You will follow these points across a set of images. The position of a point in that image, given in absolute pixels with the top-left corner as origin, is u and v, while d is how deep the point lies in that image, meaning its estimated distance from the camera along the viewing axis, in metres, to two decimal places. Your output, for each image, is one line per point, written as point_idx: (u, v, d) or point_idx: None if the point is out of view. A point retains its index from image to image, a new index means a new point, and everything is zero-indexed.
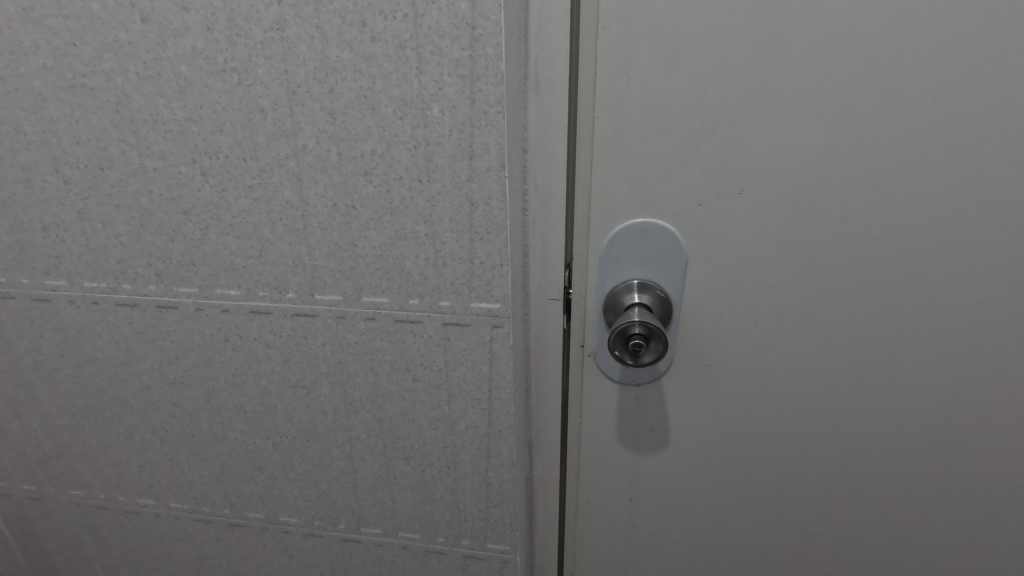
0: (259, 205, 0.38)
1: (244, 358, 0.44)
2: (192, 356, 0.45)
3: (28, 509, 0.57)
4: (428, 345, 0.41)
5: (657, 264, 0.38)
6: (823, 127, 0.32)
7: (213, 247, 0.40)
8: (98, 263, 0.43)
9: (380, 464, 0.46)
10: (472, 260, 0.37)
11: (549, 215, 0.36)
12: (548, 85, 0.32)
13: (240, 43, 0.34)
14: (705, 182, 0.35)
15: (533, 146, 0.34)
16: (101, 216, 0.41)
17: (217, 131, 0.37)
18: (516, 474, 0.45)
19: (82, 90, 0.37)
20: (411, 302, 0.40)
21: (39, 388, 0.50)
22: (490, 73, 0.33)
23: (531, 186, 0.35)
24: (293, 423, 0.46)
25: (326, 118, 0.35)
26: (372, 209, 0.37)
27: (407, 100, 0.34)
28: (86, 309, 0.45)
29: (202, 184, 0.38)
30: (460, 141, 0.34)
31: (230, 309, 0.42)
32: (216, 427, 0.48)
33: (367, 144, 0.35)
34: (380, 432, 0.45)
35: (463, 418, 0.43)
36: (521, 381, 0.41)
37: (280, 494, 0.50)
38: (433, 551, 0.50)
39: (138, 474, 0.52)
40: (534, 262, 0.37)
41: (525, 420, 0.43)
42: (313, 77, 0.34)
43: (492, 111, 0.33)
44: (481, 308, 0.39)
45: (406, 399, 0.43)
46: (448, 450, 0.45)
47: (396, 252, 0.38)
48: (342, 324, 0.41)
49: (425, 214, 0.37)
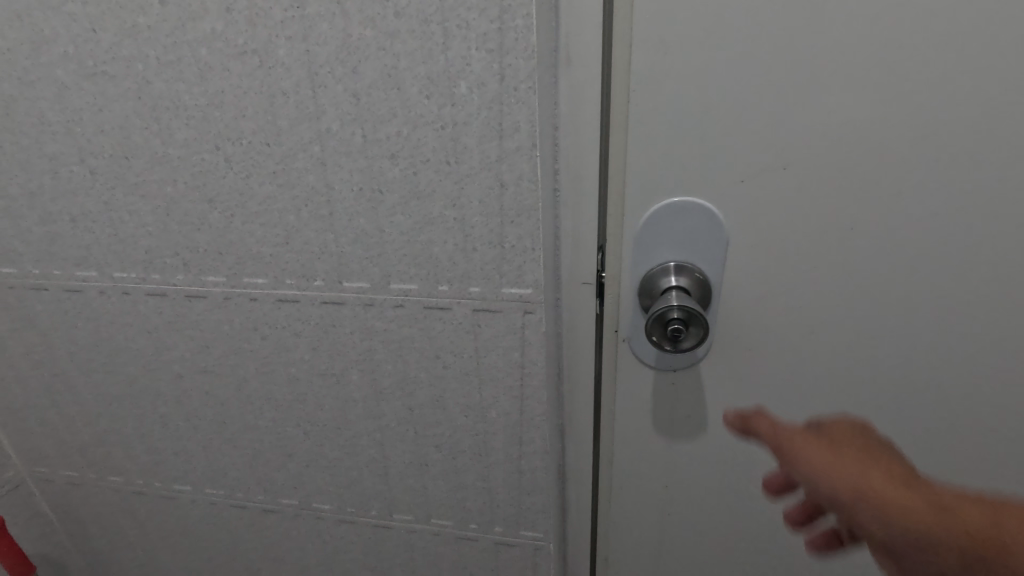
0: (284, 192, 0.38)
1: (273, 347, 0.44)
2: (222, 345, 0.45)
3: (70, 494, 0.58)
4: (458, 332, 0.40)
5: (696, 246, 0.36)
6: (883, 97, 0.29)
7: (239, 235, 0.40)
8: (127, 254, 0.42)
9: (411, 451, 0.46)
10: (502, 244, 0.36)
11: (581, 194, 0.34)
12: (581, 56, 0.30)
13: (260, 24, 0.33)
14: (748, 157, 0.32)
15: (565, 122, 0.32)
16: (127, 206, 0.41)
17: (239, 117, 0.36)
18: (548, 460, 0.44)
19: (103, 78, 0.36)
20: (440, 288, 0.39)
21: (75, 378, 0.50)
22: (519, 47, 0.31)
23: (560, 165, 0.33)
24: (323, 411, 0.46)
25: (350, 101, 0.34)
26: (399, 193, 0.36)
27: (433, 77, 0.32)
28: (117, 299, 0.45)
29: (226, 172, 0.38)
30: (489, 120, 0.33)
31: (258, 297, 0.42)
32: (247, 415, 0.48)
33: (392, 126, 0.34)
34: (410, 420, 0.45)
35: (494, 405, 0.42)
36: (553, 367, 0.40)
37: (312, 480, 0.50)
38: (465, 537, 0.49)
39: (173, 461, 0.53)
40: (564, 244, 0.35)
41: (558, 406, 0.42)
42: (335, 57, 0.33)
43: (522, 87, 0.32)
44: (512, 293, 0.38)
45: (436, 387, 0.42)
46: (479, 437, 0.44)
47: (424, 237, 0.37)
48: (370, 311, 0.40)
49: (453, 197, 0.35)
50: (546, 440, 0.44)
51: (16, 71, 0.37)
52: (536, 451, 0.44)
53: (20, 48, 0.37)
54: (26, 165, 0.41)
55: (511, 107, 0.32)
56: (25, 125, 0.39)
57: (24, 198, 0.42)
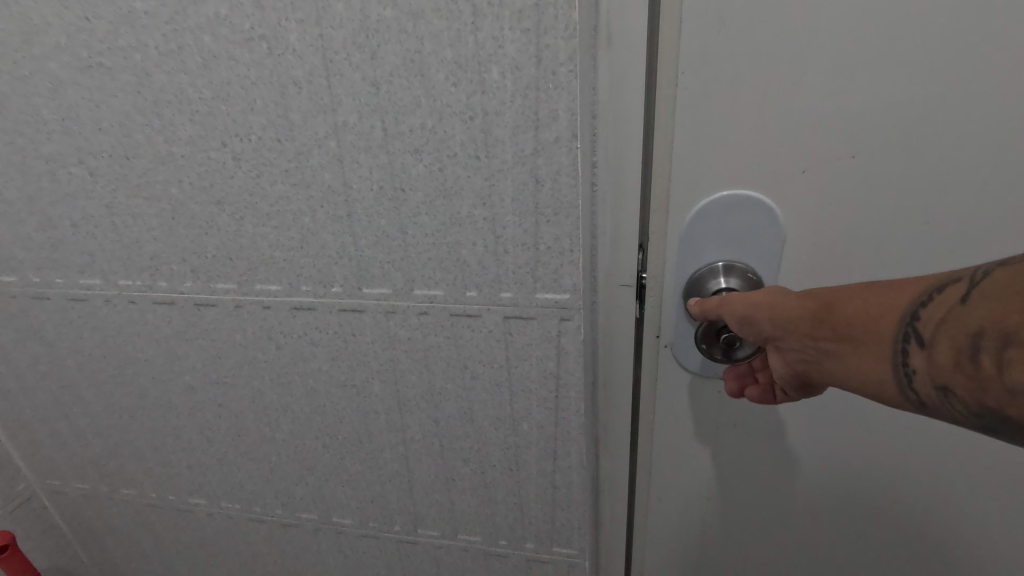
0: (298, 192, 0.34)
1: (289, 356, 0.41)
2: (235, 355, 0.42)
3: (83, 506, 0.56)
4: (488, 341, 0.37)
5: (747, 245, 0.32)
6: (982, 70, 0.25)
7: (250, 239, 0.37)
8: (132, 260, 0.40)
9: (437, 465, 0.43)
10: (537, 246, 0.33)
11: (622, 189, 0.31)
12: (622, 41, 0.27)
13: (268, 6, 0.29)
14: (811, 148, 0.28)
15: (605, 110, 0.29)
16: (131, 209, 0.38)
17: (248, 110, 0.33)
18: (583, 476, 0.41)
19: (100, 71, 0.33)
20: (469, 294, 0.35)
21: (83, 389, 0.48)
22: (558, 26, 0.27)
23: (599, 158, 0.30)
24: (344, 423, 0.43)
25: (368, 90, 0.31)
26: (424, 192, 0.33)
27: (461, 62, 0.29)
28: (123, 308, 0.42)
29: (235, 171, 0.35)
30: (524, 109, 0.29)
31: (272, 305, 0.39)
32: (264, 427, 0.45)
33: (416, 117, 0.31)
34: (436, 433, 0.42)
35: (526, 417, 0.39)
36: (590, 378, 0.37)
37: (333, 495, 0.47)
38: (494, 553, 0.47)
39: (187, 474, 0.50)
40: (602, 244, 0.32)
41: (594, 418, 0.39)
42: (352, 41, 0.30)
43: (562, 71, 0.28)
44: (547, 299, 0.35)
45: (464, 398, 0.40)
46: (509, 451, 0.41)
47: (451, 239, 0.34)
48: (392, 319, 0.38)
49: (483, 195, 0.32)
50: (582, 455, 0.40)
51: (6, 65, 0.34)
52: (571, 466, 0.41)
53: (9, 40, 0.34)
54: (22, 166, 0.38)
55: (550, 90, 0.29)
56: (19, 124, 0.36)
57: (21, 202, 0.39)
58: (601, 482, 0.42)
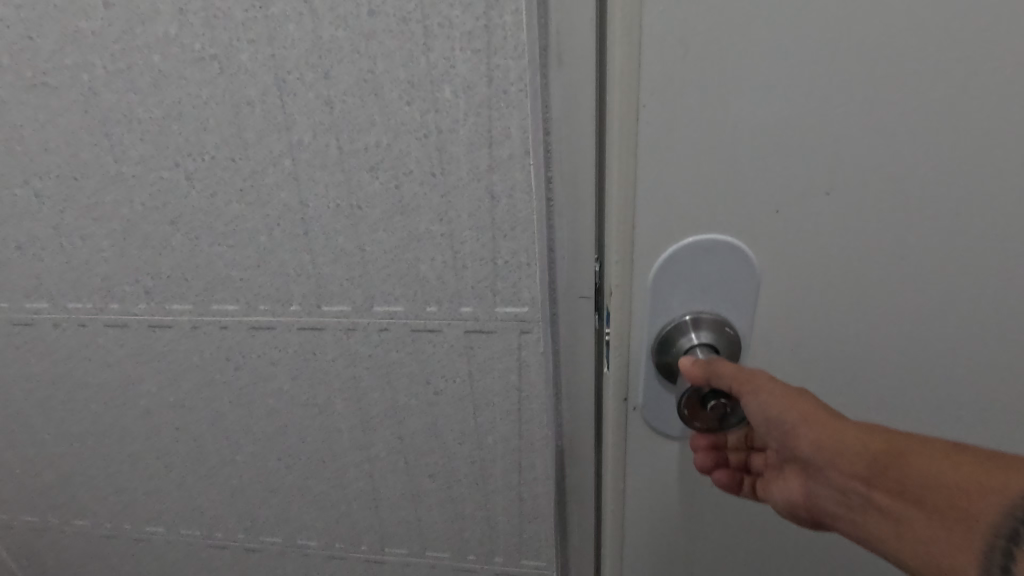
0: (253, 210, 0.34)
1: (248, 376, 0.40)
2: (192, 376, 0.41)
3: (33, 540, 0.54)
4: (450, 355, 0.37)
5: (721, 295, 0.26)
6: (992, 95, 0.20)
7: (206, 259, 0.36)
8: (81, 281, 0.39)
9: (403, 482, 0.43)
10: (496, 261, 0.33)
11: (577, 204, 0.31)
12: (573, 58, 0.27)
13: (219, 26, 0.29)
14: (813, 164, 0.22)
15: (557, 126, 0.29)
16: (79, 229, 0.37)
17: (200, 129, 0.32)
18: (550, 488, 0.41)
19: (44, 89, 0.33)
20: (430, 309, 0.36)
21: (31, 418, 0.46)
22: (508, 47, 0.28)
23: (554, 173, 0.30)
24: (307, 443, 0.43)
25: (323, 109, 0.31)
26: (381, 208, 0.33)
27: (415, 81, 0.29)
28: (73, 332, 0.41)
29: (188, 190, 0.34)
30: (477, 126, 0.30)
31: (229, 325, 0.38)
32: (224, 449, 0.44)
33: (370, 136, 0.31)
34: (401, 450, 0.41)
35: (491, 431, 0.39)
36: (552, 390, 0.37)
37: (297, 517, 0.46)
38: (463, 569, 0.46)
39: (144, 502, 0.49)
40: (562, 254, 0.33)
41: (557, 431, 0.39)
42: (305, 60, 0.30)
43: (513, 90, 0.29)
44: (507, 313, 0.35)
45: (428, 413, 0.39)
46: (475, 466, 0.41)
47: (411, 255, 0.34)
48: (353, 336, 0.37)
49: (440, 210, 0.32)
50: (547, 467, 0.41)
51: None
52: (537, 477, 0.41)
53: None
54: None
55: (501, 108, 0.29)
56: None
57: None
58: (566, 494, 0.42)
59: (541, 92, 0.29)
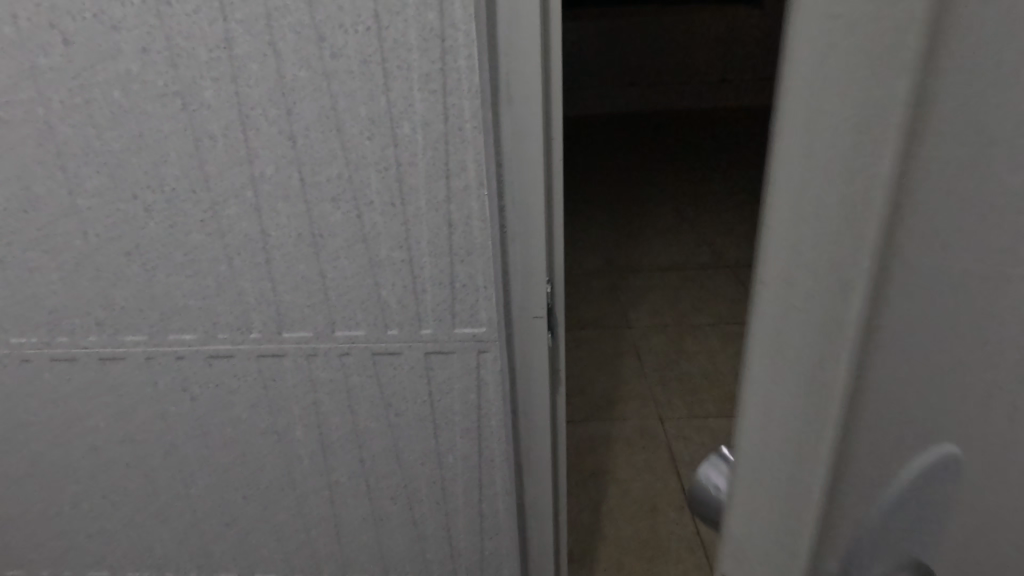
0: (213, 240, 0.35)
1: (204, 406, 0.40)
2: (145, 409, 0.41)
3: None
4: (411, 376, 0.38)
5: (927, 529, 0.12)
6: None
7: (162, 289, 0.36)
8: (27, 314, 0.38)
9: (365, 506, 0.43)
10: (452, 284, 0.35)
11: (528, 226, 0.35)
12: (521, 95, 0.32)
13: (183, 64, 0.31)
14: None
15: (509, 156, 0.33)
16: (27, 262, 0.36)
17: (160, 162, 0.33)
18: (509, 503, 0.43)
19: None
20: (390, 332, 0.37)
21: None
22: (462, 87, 0.31)
23: (507, 198, 0.34)
24: (266, 471, 0.42)
25: (286, 143, 0.32)
26: (343, 237, 0.34)
27: (374, 118, 0.31)
28: (15, 367, 0.40)
29: (146, 221, 0.35)
30: (434, 159, 0.32)
31: (185, 354, 0.38)
32: (178, 483, 0.43)
33: (332, 168, 0.33)
34: (362, 473, 0.42)
35: (451, 449, 0.41)
36: (509, 405, 0.39)
37: (255, 549, 0.46)
38: None
39: (87, 545, 0.47)
40: (514, 276, 0.36)
41: (515, 446, 0.41)
42: (268, 98, 0.31)
43: (467, 127, 0.31)
44: (464, 333, 0.37)
45: (389, 435, 0.40)
46: (436, 485, 0.42)
47: (372, 282, 0.35)
48: (314, 361, 0.38)
49: (399, 238, 0.34)
50: (506, 483, 0.42)
51: None
52: (497, 494, 0.42)
53: None
54: None
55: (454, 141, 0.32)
56: None
57: None
58: (525, 505, 0.43)
59: (493, 127, 0.32)
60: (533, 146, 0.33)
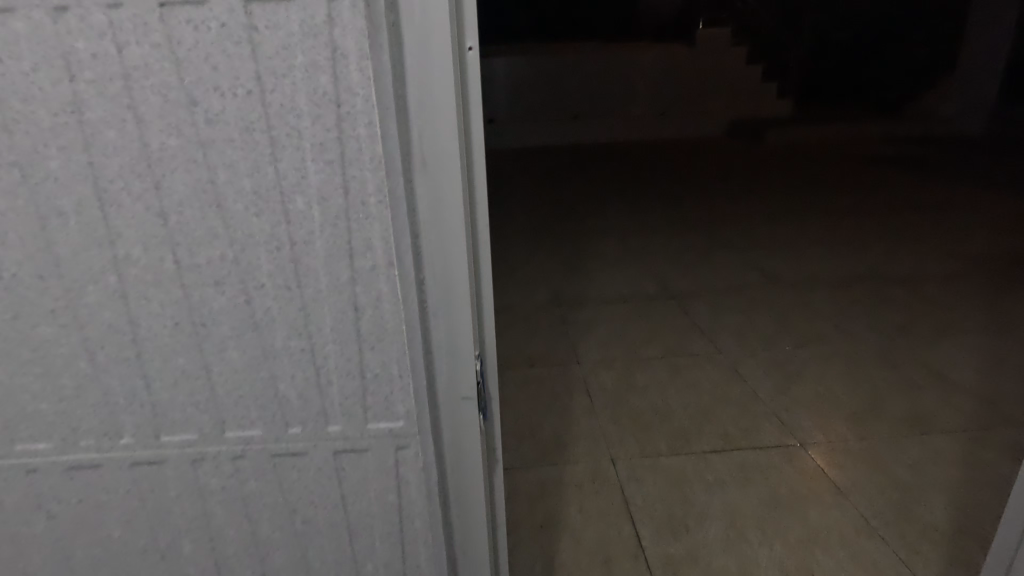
0: (115, 289, 0.35)
1: (109, 463, 0.39)
2: (42, 468, 0.39)
3: None
4: (321, 428, 0.38)
5: None
6: None
7: (63, 342, 0.36)
8: None
9: (286, 560, 0.42)
10: (360, 340, 0.36)
11: (450, 279, 0.36)
12: (436, 155, 0.34)
13: (81, 123, 0.32)
14: None
15: (427, 213, 0.35)
16: None
17: (62, 216, 0.34)
18: (437, 552, 0.42)
19: None
20: (298, 387, 0.37)
21: None
22: (362, 147, 0.33)
23: (427, 255, 0.35)
24: (192, 526, 0.42)
25: (203, 205, 0.34)
26: (249, 289, 0.35)
27: (270, 176, 0.33)
28: None
29: (43, 278, 0.35)
30: (337, 218, 0.34)
31: (90, 411, 0.38)
32: (98, 542, 0.42)
33: (231, 221, 0.34)
34: (283, 525, 0.41)
35: (369, 504, 0.40)
36: (432, 457, 0.39)
37: None
38: None
39: None
40: (437, 325, 0.37)
41: (442, 496, 0.41)
42: (167, 156, 0.33)
43: (371, 186, 0.33)
44: (374, 388, 0.37)
45: (307, 489, 0.40)
46: (360, 540, 0.41)
47: (279, 334, 0.36)
48: (226, 417, 0.38)
49: (302, 292, 0.35)
50: (432, 532, 0.41)
51: None
52: (421, 543, 0.42)
53: None
54: None
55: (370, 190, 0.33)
56: None
57: None
58: (457, 552, 0.43)
59: (401, 191, 0.33)
60: (449, 204, 0.35)
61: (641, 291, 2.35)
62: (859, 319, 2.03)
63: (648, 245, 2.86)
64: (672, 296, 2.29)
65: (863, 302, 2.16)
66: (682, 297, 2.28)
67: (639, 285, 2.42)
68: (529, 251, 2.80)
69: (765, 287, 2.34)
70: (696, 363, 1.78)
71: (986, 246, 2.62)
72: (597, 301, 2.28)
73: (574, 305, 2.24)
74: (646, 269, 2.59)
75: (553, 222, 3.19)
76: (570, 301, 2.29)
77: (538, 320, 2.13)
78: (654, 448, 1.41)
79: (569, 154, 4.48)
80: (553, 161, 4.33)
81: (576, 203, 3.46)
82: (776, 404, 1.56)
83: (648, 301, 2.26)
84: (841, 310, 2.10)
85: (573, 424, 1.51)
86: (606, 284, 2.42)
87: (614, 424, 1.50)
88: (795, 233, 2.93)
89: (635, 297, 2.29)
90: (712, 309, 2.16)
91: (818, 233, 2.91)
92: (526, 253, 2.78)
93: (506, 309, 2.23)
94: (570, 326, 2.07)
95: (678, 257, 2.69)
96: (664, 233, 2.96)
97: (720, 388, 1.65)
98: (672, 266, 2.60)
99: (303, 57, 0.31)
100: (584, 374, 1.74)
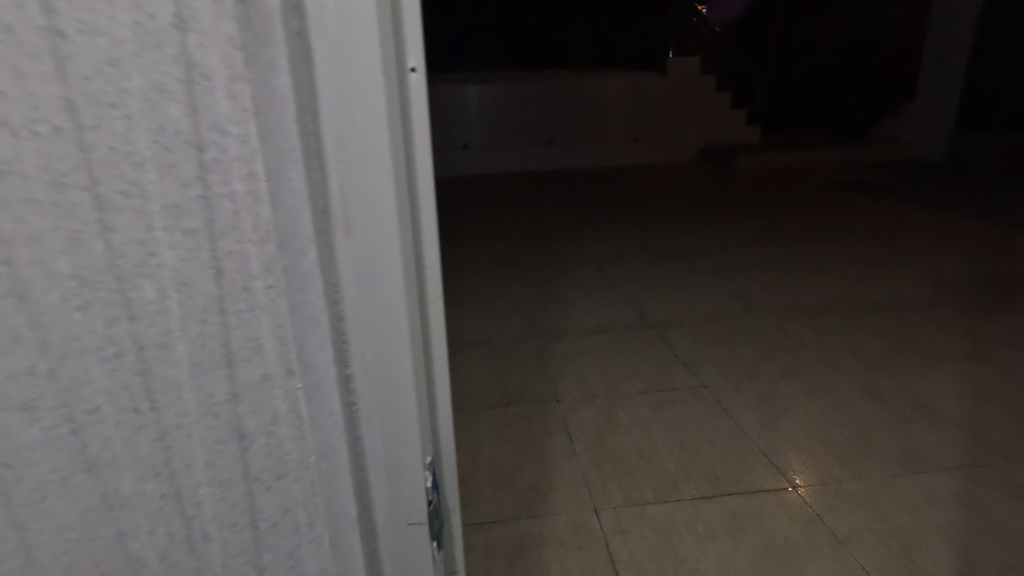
0: None
1: None
2: None
3: None
4: (212, 440, 0.38)
5: None
6: None
7: None
8: None
9: None
10: (232, 351, 0.36)
11: (373, 261, 0.40)
12: (355, 148, 0.37)
13: None
14: None
15: (342, 204, 0.38)
16: None
17: None
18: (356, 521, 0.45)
19: None
20: (176, 397, 0.37)
21: None
22: (232, 162, 0.33)
23: (342, 242, 0.39)
24: (109, 560, 0.40)
25: (99, 242, 0.33)
26: (117, 313, 0.35)
27: (125, 190, 0.33)
28: None
29: None
30: (203, 224, 0.34)
31: None
32: None
33: (92, 242, 0.33)
34: (163, 540, 0.40)
35: (261, 512, 0.40)
36: (348, 425, 0.43)
37: None
38: None
39: None
40: (354, 305, 0.41)
41: (359, 465, 0.44)
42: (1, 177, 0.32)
43: (236, 191, 0.34)
44: (262, 389, 0.38)
45: (191, 501, 0.40)
46: (250, 551, 0.41)
47: (141, 351, 0.36)
48: (101, 425, 0.37)
49: (182, 307, 0.35)
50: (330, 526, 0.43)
51: None
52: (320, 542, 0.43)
53: None
54: None
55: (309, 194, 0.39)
56: None
57: None
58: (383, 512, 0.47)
59: (314, 180, 0.37)
60: (365, 197, 0.39)
61: (621, 324, 2.27)
62: (843, 350, 1.99)
63: (627, 277, 2.81)
64: (653, 328, 2.22)
65: (846, 333, 2.12)
66: (664, 328, 2.21)
67: (619, 317, 2.34)
68: (507, 287, 2.72)
69: (747, 317, 2.29)
70: (680, 399, 1.71)
71: (954, 274, 2.66)
72: (578, 334, 2.19)
73: (554, 339, 2.16)
74: (627, 301, 2.51)
75: (532, 259, 3.13)
76: (550, 335, 2.20)
77: (515, 356, 2.04)
78: (640, 496, 1.32)
79: (547, 203, 4.50)
80: (530, 209, 4.34)
81: (551, 241, 3.46)
82: (765, 442, 1.49)
83: (630, 334, 2.18)
84: (824, 340, 2.06)
85: (554, 471, 1.42)
86: (586, 317, 2.35)
87: (595, 468, 1.42)
88: (775, 264, 2.91)
89: (616, 331, 2.22)
90: (695, 341, 2.09)
91: (800, 266, 2.88)
92: (503, 288, 2.71)
93: (482, 343, 2.15)
94: (548, 361, 1.99)
95: (649, 287, 2.65)
96: (639, 266, 2.95)
97: (705, 426, 1.57)
98: (654, 298, 2.53)
99: (144, 78, 0.31)
100: (564, 413, 1.65)
